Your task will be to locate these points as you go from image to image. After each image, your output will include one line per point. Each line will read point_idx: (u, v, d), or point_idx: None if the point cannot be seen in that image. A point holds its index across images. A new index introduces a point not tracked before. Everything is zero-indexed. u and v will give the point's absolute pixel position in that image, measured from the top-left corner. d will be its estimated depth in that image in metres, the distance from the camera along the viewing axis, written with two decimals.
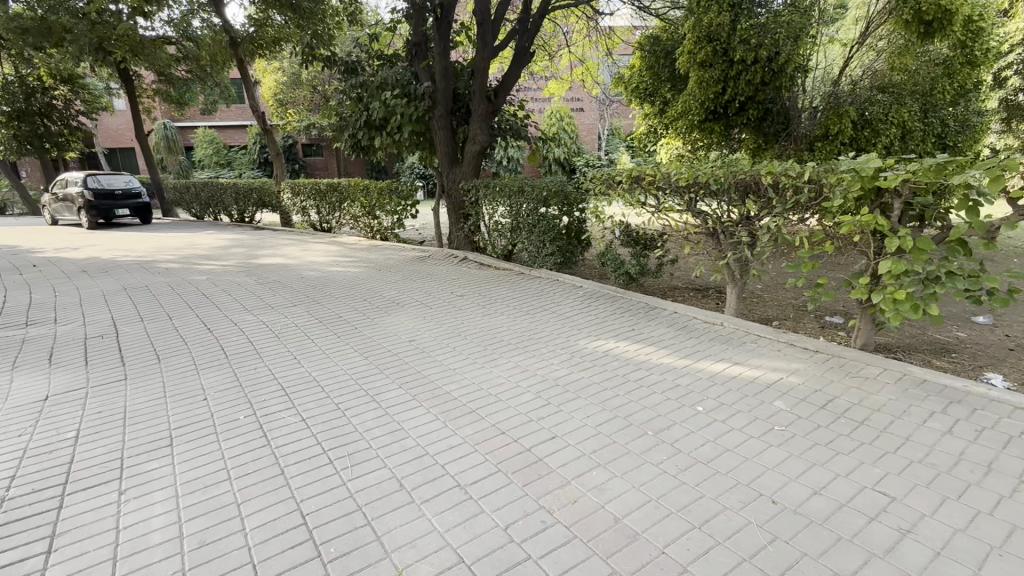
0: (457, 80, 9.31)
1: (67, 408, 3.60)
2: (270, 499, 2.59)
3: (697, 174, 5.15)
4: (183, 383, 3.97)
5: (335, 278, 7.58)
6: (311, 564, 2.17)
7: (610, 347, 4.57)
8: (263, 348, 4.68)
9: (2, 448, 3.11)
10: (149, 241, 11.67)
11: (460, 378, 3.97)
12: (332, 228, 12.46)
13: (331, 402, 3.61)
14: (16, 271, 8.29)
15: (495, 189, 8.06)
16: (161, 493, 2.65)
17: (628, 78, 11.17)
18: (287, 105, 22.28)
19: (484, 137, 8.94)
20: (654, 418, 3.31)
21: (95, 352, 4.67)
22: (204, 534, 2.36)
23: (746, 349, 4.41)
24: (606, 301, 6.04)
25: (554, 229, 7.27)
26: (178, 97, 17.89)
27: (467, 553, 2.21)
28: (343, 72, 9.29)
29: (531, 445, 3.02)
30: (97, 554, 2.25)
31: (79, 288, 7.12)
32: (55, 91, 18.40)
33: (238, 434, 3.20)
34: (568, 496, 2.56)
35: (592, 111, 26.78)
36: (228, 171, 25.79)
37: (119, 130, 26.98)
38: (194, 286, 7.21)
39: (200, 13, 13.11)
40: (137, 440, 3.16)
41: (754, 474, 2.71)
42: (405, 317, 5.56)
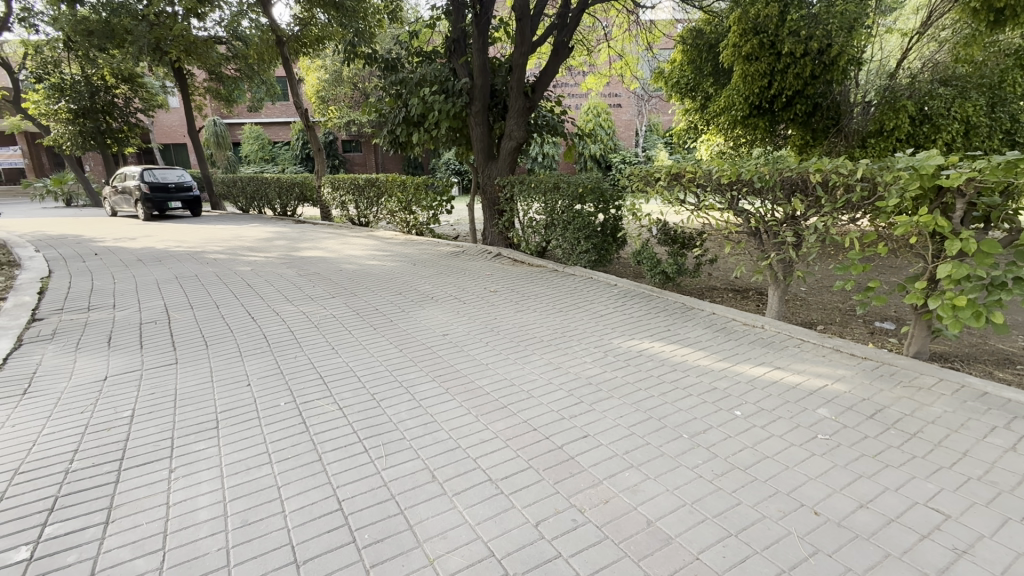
0: (495, 76, 9.31)
1: (123, 389, 3.83)
2: (308, 484, 2.67)
3: (741, 171, 4.97)
4: (228, 369, 4.15)
5: (372, 272, 7.75)
6: (346, 549, 2.23)
7: (645, 347, 4.48)
8: (303, 338, 4.85)
9: (66, 423, 3.34)
10: (199, 233, 12.25)
11: (492, 373, 3.99)
12: (369, 222, 12.75)
13: (367, 392, 3.69)
14: (80, 259, 8.87)
15: (530, 185, 8.05)
16: (208, 473, 2.78)
17: (669, 73, 10.99)
18: (329, 102, 22.90)
19: (520, 133, 8.92)
20: (688, 420, 3.24)
21: (149, 337, 4.94)
22: (246, 514, 2.46)
23: (788, 353, 4.25)
24: (640, 300, 5.93)
25: (589, 226, 7.17)
26: (228, 94, 18.64)
27: (497, 547, 2.22)
28: (384, 69, 9.44)
29: (563, 443, 3.00)
30: (149, 527, 2.38)
31: (135, 276, 7.55)
32: (116, 90, 19.45)
33: (279, 419, 3.32)
34: (600, 495, 2.54)
35: (630, 107, 26.28)
36: (272, 166, 26.92)
37: (173, 126, 28.36)
38: (239, 276, 7.52)
39: (249, 14, 13.59)
40: (187, 421, 3.33)
41: (795, 484, 2.61)
42: (439, 311, 5.63)
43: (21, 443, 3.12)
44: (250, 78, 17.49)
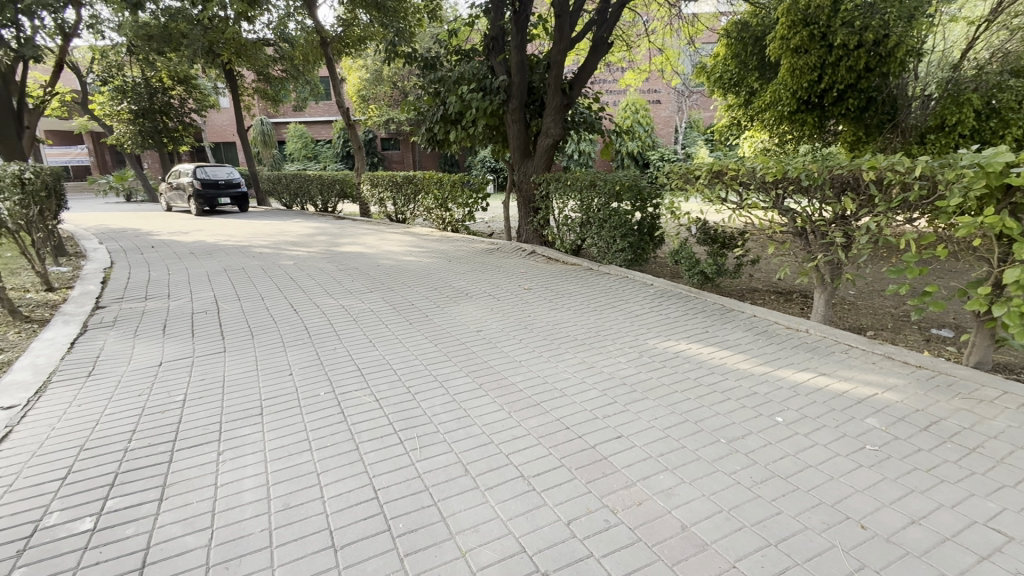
0: (533, 73, 9.29)
1: (176, 374, 4.06)
2: (346, 472, 2.75)
3: (787, 169, 4.78)
4: (272, 359, 4.33)
5: (408, 267, 7.90)
6: (381, 537, 2.29)
7: (682, 349, 4.38)
8: (342, 330, 5.00)
9: (125, 405, 3.57)
10: (246, 228, 12.79)
11: (526, 370, 4.00)
12: (406, 219, 12.98)
13: (402, 385, 3.78)
14: (138, 252, 9.42)
15: (566, 183, 8.00)
16: (253, 457, 2.91)
17: (712, 68, 10.69)
18: (370, 101, 23.41)
19: (557, 130, 8.87)
20: (726, 425, 3.15)
21: (200, 326, 5.21)
22: (288, 498, 2.56)
23: (834, 359, 4.07)
24: (677, 301, 5.80)
25: (625, 224, 7.05)
26: (274, 94, 19.34)
27: (529, 543, 2.23)
28: (423, 67, 9.59)
29: (596, 443, 2.98)
30: (199, 505, 2.52)
31: (188, 268, 7.95)
32: (172, 91, 20.51)
33: (318, 408, 3.44)
34: (633, 497, 2.51)
35: (669, 103, 25.69)
36: (314, 164, 27.81)
37: (223, 125, 29.65)
38: (283, 270, 7.81)
39: (296, 16, 14.05)
40: (233, 407, 3.50)
41: (840, 495, 2.50)
42: (473, 308, 5.69)
43: (86, 421, 3.35)
44: (296, 78, 18.07)
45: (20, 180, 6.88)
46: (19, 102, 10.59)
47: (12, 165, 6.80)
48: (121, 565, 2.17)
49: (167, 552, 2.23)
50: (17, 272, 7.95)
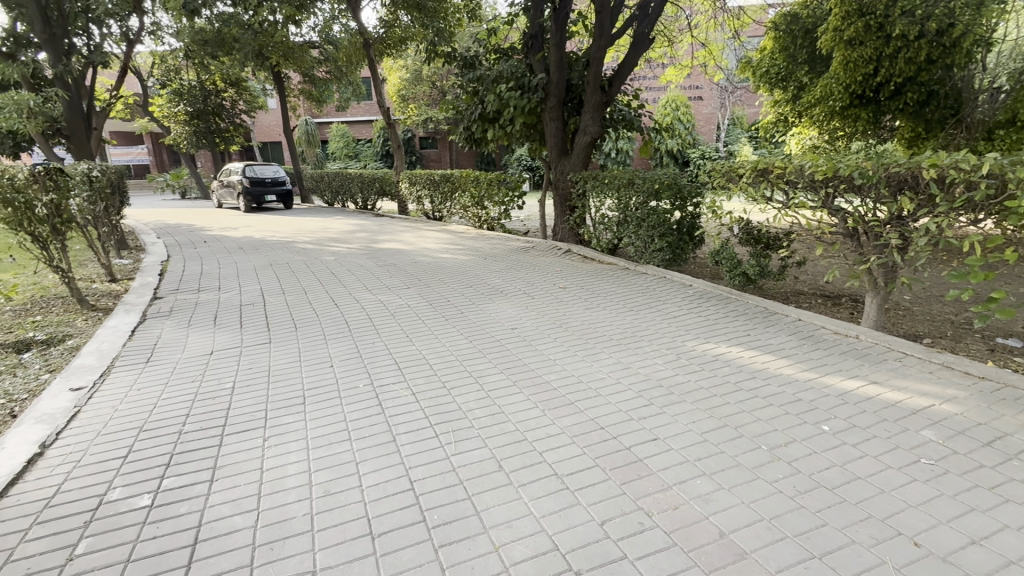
0: (572, 70, 9.21)
1: (226, 362, 4.28)
2: (383, 462, 2.82)
3: (839, 166, 4.55)
4: (315, 350, 4.50)
5: (444, 264, 8.03)
6: (417, 527, 2.34)
7: (722, 352, 4.26)
8: (380, 324, 5.13)
9: (180, 390, 3.79)
10: (291, 224, 13.28)
11: (560, 369, 3.98)
12: (443, 217, 13.17)
13: (439, 379, 3.84)
14: (192, 246, 9.95)
15: (603, 181, 7.92)
16: (296, 444, 3.03)
17: (758, 62, 10.34)
18: (409, 100, 23.84)
19: (595, 128, 8.77)
20: (767, 431, 3.05)
21: (248, 317, 5.45)
22: (329, 485, 2.65)
23: (887, 367, 3.86)
24: (717, 302, 5.64)
25: (664, 223, 6.90)
26: (318, 95, 19.95)
27: (562, 541, 2.23)
28: (462, 66, 9.70)
29: (631, 444, 2.94)
30: (246, 488, 2.64)
31: (237, 262, 8.33)
32: (225, 94, 21.51)
33: (357, 400, 3.55)
34: (669, 501, 2.47)
35: (712, 100, 24.97)
36: (355, 162, 28.58)
37: (270, 125, 30.91)
38: (325, 265, 8.07)
39: (340, 19, 14.43)
40: (278, 396, 3.65)
41: (891, 510, 2.38)
42: (508, 305, 5.71)
43: (145, 404, 3.58)
44: (339, 79, 18.58)
45: (89, 178, 7.40)
46: (89, 105, 11.36)
47: (82, 163, 7.31)
48: (176, 540, 2.30)
49: (216, 531, 2.35)
50: (85, 264, 8.54)
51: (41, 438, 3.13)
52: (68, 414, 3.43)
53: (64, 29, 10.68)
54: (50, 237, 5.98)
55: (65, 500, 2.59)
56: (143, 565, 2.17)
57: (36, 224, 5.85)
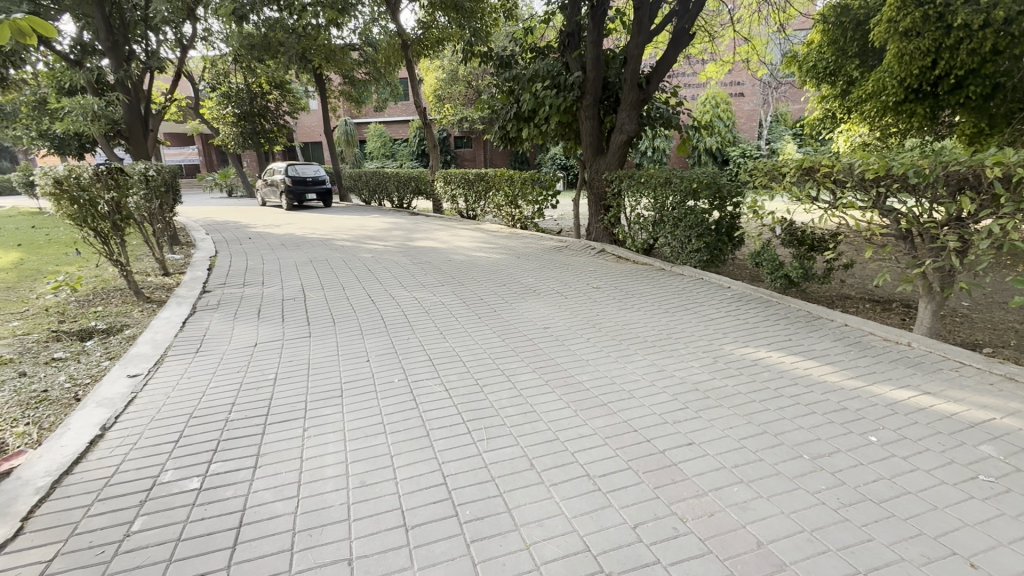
0: (609, 68, 9.11)
1: (269, 354, 4.46)
2: (417, 456, 2.88)
3: (891, 165, 4.30)
4: (352, 345, 4.63)
5: (478, 262, 8.10)
6: (449, 521, 2.37)
7: (761, 357, 4.13)
8: (415, 321, 5.23)
9: (226, 379, 3.97)
10: (330, 222, 13.69)
11: (593, 369, 3.96)
12: (477, 216, 13.28)
13: (472, 376, 3.89)
14: (238, 242, 10.40)
15: (638, 180, 7.80)
16: (333, 435, 3.13)
17: (805, 56, 9.99)
18: (445, 100, 24.14)
19: (632, 126, 8.64)
20: (809, 440, 2.94)
21: (289, 312, 5.66)
22: (365, 476, 2.73)
23: (941, 377, 3.65)
24: (757, 305, 5.47)
25: (702, 223, 6.74)
26: (357, 96, 20.45)
27: (593, 543, 2.21)
28: (499, 66, 9.73)
29: (665, 448, 2.89)
30: (287, 476, 2.75)
31: (279, 259, 8.65)
32: (270, 96, 22.34)
33: (392, 394, 3.63)
34: (704, 507, 2.41)
35: (754, 96, 24.02)
36: (392, 161, 29.16)
37: (312, 126, 31.95)
38: (363, 262, 8.28)
39: (380, 21, 14.73)
40: (317, 388, 3.78)
41: (945, 528, 2.25)
42: (541, 304, 5.71)
43: (195, 392, 3.77)
44: (377, 80, 18.98)
45: (146, 177, 7.84)
46: (146, 108, 12.03)
47: (139, 163, 7.75)
48: (222, 522, 2.42)
49: (259, 515, 2.46)
50: (141, 259, 9.06)
51: (102, 421, 3.35)
52: (126, 399, 3.65)
53: (125, 36, 11.33)
54: (111, 233, 6.39)
55: (123, 480, 2.76)
56: (192, 544, 2.30)
57: (99, 220, 6.26)
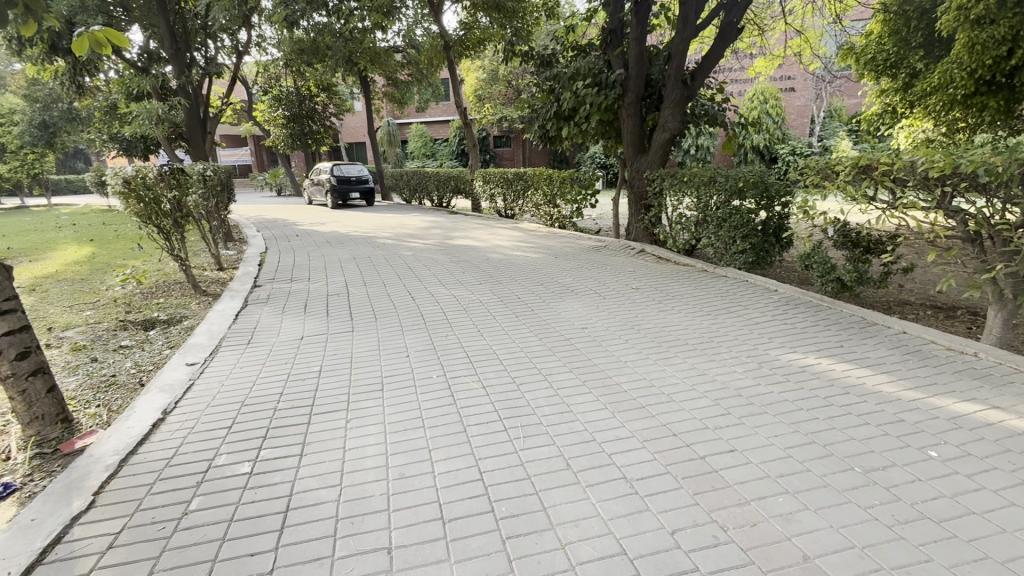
0: (652, 65, 8.92)
1: (315, 347, 4.64)
2: (454, 452, 2.92)
3: (959, 163, 4.03)
4: (393, 340, 4.75)
5: (516, 261, 8.13)
6: (485, 517, 2.40)
7: (810, 363, 3.95)
8: (453, 318, 5.31)
9: (274, 370, 4.16)
10: (373, 221, 14.06)
11: (632, 371, 3.90)
12: (516, 215, 13.33)
13: (509, 374, 3.92)
14: (287, 240, 10.85)
15: (681, 179, 7.63)
16: (374, 427, 3.23)
17: (863, 48, 9.48)
18: (485, 100, 24.34)
19: (675, 124, 8.46)
20: (861, 453, 2.80)
21: (334, 307, 5.86)
22: (404, 468, 2.80)
23: (1013, 391, 3.39)
24: (805, 310, 5.24)
25: (747, 224, 6.52)
26: (400, 97, 20.90)
27: (630, 546, 2.19)
28: (539, 65, 9.70)
29: (706, 454, 2.82)
30: (331, 465, 2.86)
31: (325, 255, 8.96)
32: (317, 98, 23.16)
33: (430, 390, 3.71)
34: (746, 517, 2.34)
35: (806, 91, 22.97)
36: (432, 161, 29.65)
37: (357, 127, 32.94)
38: (403, 260, 8.47)
39: (423, 23, 14.97)
40: (359, 381, 3.91)
41: (1014, 552, 2.09)
42: (579, 304, 5.68)
43: (246, 381, 3.98)
44: (420, 81, 19.33)
45: (204, 177, 8.29)
46: (205, 112, 12.71)
47: (198, 164, 8.21)
48: (271, 506, 2.54)
49: (305, 501, 2.56)
50: (198, 254, 9.60)
51: (164, 405, 3.58)
52: (184, 386, 3.89)
53: (187, 44, 12.03)
54: (172, 230, 6.76)
55: (182, 461, 2.95)
56: (243, 525, 2.42)
57: (162, 218, 6.65)
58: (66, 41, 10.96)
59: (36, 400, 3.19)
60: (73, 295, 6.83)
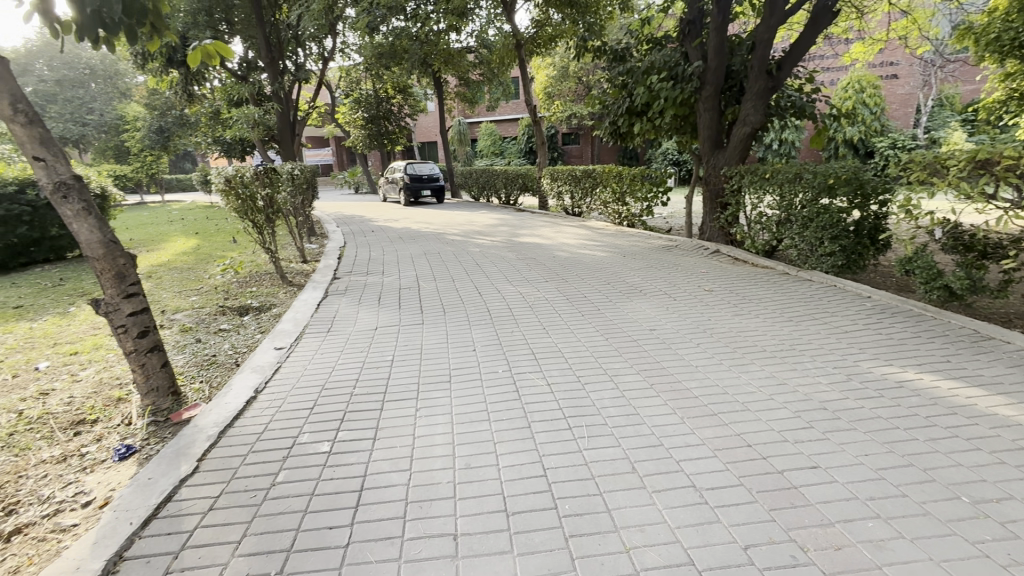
0: (733, 55, 8.45)
1: (388, 338, 4.88)
2: (518, 446, 2.96)
3: None
4: (460, 334, 4.89)
5: (582, 260, 8.06)
6: (548, 514, 2.41)
7: (909, 379, 3.58)
8: (519, 315, 5.36)
9: (351, 358, 4.43)
10: (442, 218, 14.49)
11: (703, 377, 3.74)
12: (583, 213, 13.21)
13: (573, 373, 3.90)
14: (363, 235, 11.46)
15: (762, 176, 7.18)
16: (442, 418, 3.35)
17: (985, 26, 8.39)
18: (555, 98, 24.25)
19: (757, 118, 7.96)
20: (970, 481, 2.50)
21: (405, 300, 6.13)
22: (471, 459, 2.87)
23: None
24: (904, 319, 4.75)
25: (837, 224, 6.02)
26: (471, 96, 21.30)
27: (698, 557, 2.11)
28: (612, 60, 9.49)
29: (784, 469, 2.65)
30: (401, 451, 2.99)
31: (397, 251, 9.37)
32: (393, 100, 24.19)
33: (496, 384, 3.78)
34: (830, 540, 2.17)
35: (911, 77, 20.71)
36: (500, 159, 30.01)
37: (429, 127, 34.07)
38: (471, 256, 8.66)
39: (495, 23, 15.14)
40: (428, 372, 4.06)
41: None
42: (647, 305, 5.52)
43: (326, 367, 4.27)
44: (490, 80, 19.59)
45: (293, 176, 8.94)
46: (294, 115, 13.69)
47: (288, 164, 8.86)
48: (347, 485, 2.71)
49: (378, 483, 2.71)
50: (286, 247, 10.40)
51: (255, 384, 3.93)
52: (273, 368, 4.25)
53: (280, 53, 13.01)
54: (264, 225, 7.36)
55: (271, 437, 3.23)
56: (323, 500, 2.61)
57: (256, 214, 7.26)
58: (180, 54, 12.25)
59: (153, 373, 3.60)
60: (182, 282, 7.66)
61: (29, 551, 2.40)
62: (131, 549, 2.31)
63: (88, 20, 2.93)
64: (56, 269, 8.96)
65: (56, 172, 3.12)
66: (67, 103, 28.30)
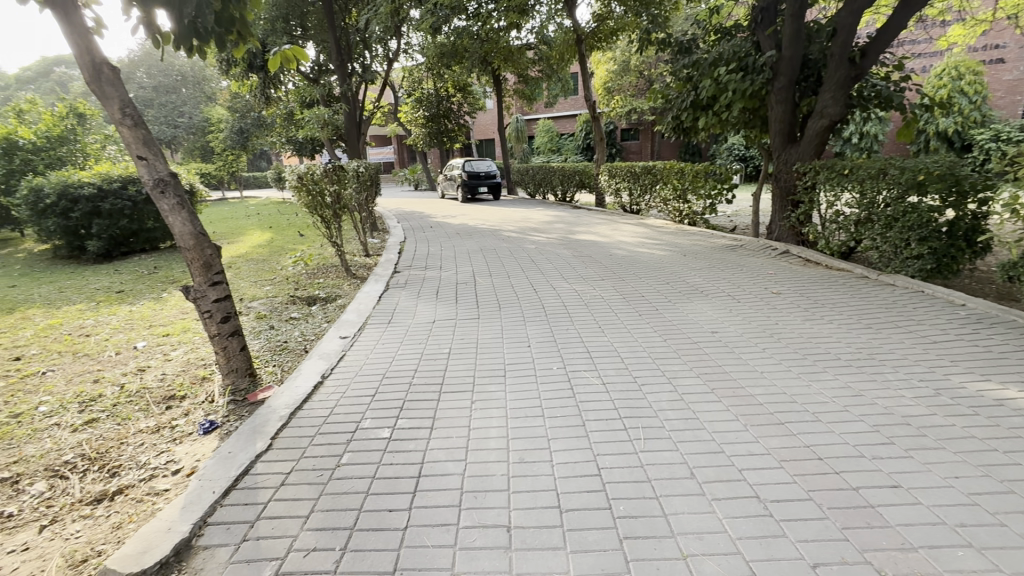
0: (810, 43, 7.90)
1: (445, 331, 5.01)
2: (572, 444, 2.95)
3: None
4: (516, 329, 4.94)
5: (640, 258, 7.87)
6: (602, 513, 2.39)
7: (1009, 396, 3.23)
8: (575, 312, 5.33)
9: (410, 349, 4.59)
10: (498, 214, 14.63)
11: (768, 383, 3.56)
12: (642, 211, 12.88)
13: (630, 373, 3.83)
14: (422, 231, 11.78)
15: (839, 171, 6.69)
16: (497, 411, 3.39)
17: None
18: (615, 93, 23.75)
19: (836, 110, 7.41)
20: None
21: (462, 294, 6.26)
22: (525, 454, 2.90)
23: None
24: (1006, 330, 4.28)
25: (927, 225, 5.51)
26: (530, 93, 21.28)
27: (761, 571, 2.02)
28: (676, 52, 9.14)
29: (859, 485, 2.47)
30: (457, 442, 3.06)
31: (455, 246, 9.56)
32: (453, 99, 24.63)
33: (550, 380, 3.78)
34: (912, 565, 2.00)
35: (1021, 61, 18.49)
36: (557, 156, 29.83)
37: (487, 125, 34.42)
38: (527, 253, 8.69)
39: (555, 18, 15.00)
40: (483, 365, 4.13)
41: None
42: (709, 306, 5.32)
43: (387, 356, 4.44)
44: (550, 76, 19.47)
45: (358, 173, 9.33)
46: (360, 115, 14.27)
47: (354, 162, 9.26)
48: (406, 470, 2.81)
49: (436, 470, 2.79)
50: (350, 242, 10.91)
51: (322, 370, 4.16)
52: (339, 355, 4.48)
53: (348, 56, 13.58)
54: (331, 220, 7.73)
55: (337, 420, 3.41)
56: (383, 483, 2.72)
57: (324, 209, 7.64)
58: (260, 59, 13.08)
59: (233, 355, 3.89)
60: (258, 272, 8.23)
61: (130, 509, 2.69)
62: (213, 515, 2.52)
63: (185, 30, 3.18)
64: (151, 258, 9.90)
65: (156, 170, 3.46)
66: (162, 107, 30.95)
